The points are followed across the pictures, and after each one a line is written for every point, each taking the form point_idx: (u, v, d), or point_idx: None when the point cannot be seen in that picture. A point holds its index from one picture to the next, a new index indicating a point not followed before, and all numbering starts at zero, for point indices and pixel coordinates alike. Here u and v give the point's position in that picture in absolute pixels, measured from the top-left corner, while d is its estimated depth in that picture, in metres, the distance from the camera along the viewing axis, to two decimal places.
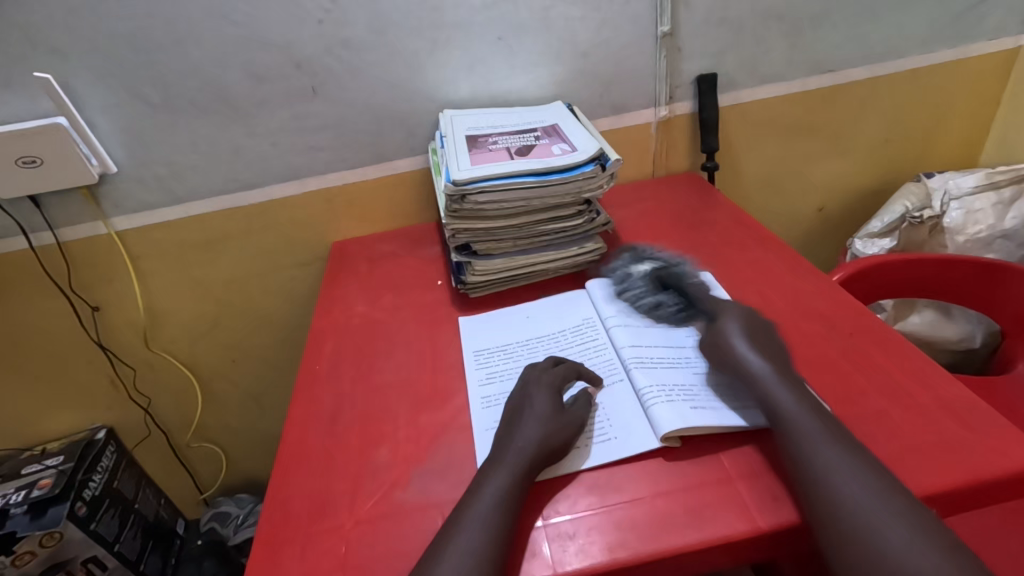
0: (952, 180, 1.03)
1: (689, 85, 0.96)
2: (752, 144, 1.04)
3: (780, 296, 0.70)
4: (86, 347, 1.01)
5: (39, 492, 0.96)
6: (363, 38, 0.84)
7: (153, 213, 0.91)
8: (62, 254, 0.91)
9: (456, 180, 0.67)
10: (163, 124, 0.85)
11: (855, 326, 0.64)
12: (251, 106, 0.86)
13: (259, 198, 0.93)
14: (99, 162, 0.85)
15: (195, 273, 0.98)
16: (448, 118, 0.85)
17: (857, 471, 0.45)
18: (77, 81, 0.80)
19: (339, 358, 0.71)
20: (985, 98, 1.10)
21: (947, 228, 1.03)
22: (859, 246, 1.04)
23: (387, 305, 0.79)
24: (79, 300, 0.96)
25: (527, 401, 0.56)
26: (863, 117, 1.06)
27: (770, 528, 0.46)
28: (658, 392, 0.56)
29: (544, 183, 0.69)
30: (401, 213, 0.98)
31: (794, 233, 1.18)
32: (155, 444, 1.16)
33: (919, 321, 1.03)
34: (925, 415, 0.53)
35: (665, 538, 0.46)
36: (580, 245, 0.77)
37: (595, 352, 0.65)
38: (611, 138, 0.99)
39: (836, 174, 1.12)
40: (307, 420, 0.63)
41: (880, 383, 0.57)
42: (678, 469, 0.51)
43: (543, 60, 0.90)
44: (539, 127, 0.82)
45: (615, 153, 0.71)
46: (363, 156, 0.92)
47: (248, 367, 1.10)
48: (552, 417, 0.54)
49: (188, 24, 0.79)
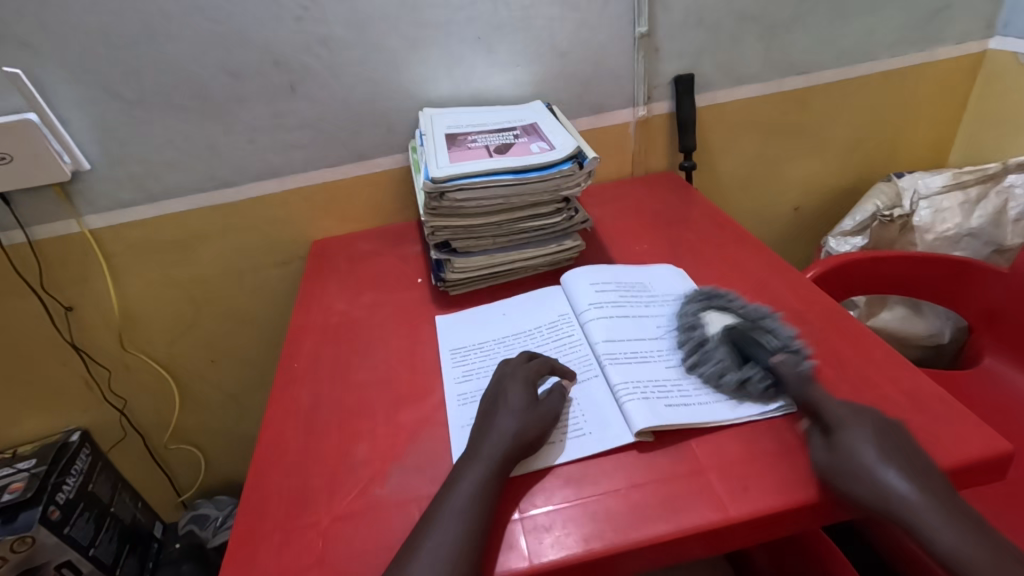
0: (920, 180, 1.06)
1: (667, 85, 0.98)
2: (729, 144, 1.06)
3: (752, 292, 0.71)
4: (59, 348, 0.99)
5: (10, 496, 0.94)
6: (342, 35, 0.84)
7: (128, 211, 0.90)
8: (33, 252, 0.90)
9: (434, 178, 0.67)
10: (137, 121, 0.84)
11: (825, 321, 0.65)
12: (228, 103, 0.85)
13: (236, 197, 0.92)
14: (72, 160, 0.83)
15: (172, 271, 0.96)
16: (427, 116, 0.85)
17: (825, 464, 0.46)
18: (48, 77, 0.78)
19: (317, 357, 0.71)
20: (953, 100, 1.13)
21: (916, 226, 1.06)
22: (833, 244, 1.07)
23: (367, 303, 0.79)
24: (51, 300, 0.94)
25: (502, 394, 0.56)
26: (837, 117, 1.09)
27: (741, 517, 0.47)
28: (631, 388, 0.57)
29: (522, 181, 0.69)
30: (381, 211, 0.98)
31: (771, 232, 1.20)
32: (131, 446, 1.14)
33: (889, 316, 1.06)
34: (891, 407, 0.54)
35: (639, 529, 0.47)
36: (559, 243, 0.77)
37: (571, 348, 0.65)
38: (591, 137, 1.00)
39: (811, 174, 1.14)
40: (285, 418, 0.63)
41: (848, 375, 0.58)
42: (653, 461, 0.52)
43: (522, 59, 0.91)
44: (518, 125, 0.82)
45: (592, 151, 0.72)
46: (342, 154, 0.92)
47: (226, 368, 1.09)
48: (527, 411, 0.54)
49: (164, 19, 0.78)
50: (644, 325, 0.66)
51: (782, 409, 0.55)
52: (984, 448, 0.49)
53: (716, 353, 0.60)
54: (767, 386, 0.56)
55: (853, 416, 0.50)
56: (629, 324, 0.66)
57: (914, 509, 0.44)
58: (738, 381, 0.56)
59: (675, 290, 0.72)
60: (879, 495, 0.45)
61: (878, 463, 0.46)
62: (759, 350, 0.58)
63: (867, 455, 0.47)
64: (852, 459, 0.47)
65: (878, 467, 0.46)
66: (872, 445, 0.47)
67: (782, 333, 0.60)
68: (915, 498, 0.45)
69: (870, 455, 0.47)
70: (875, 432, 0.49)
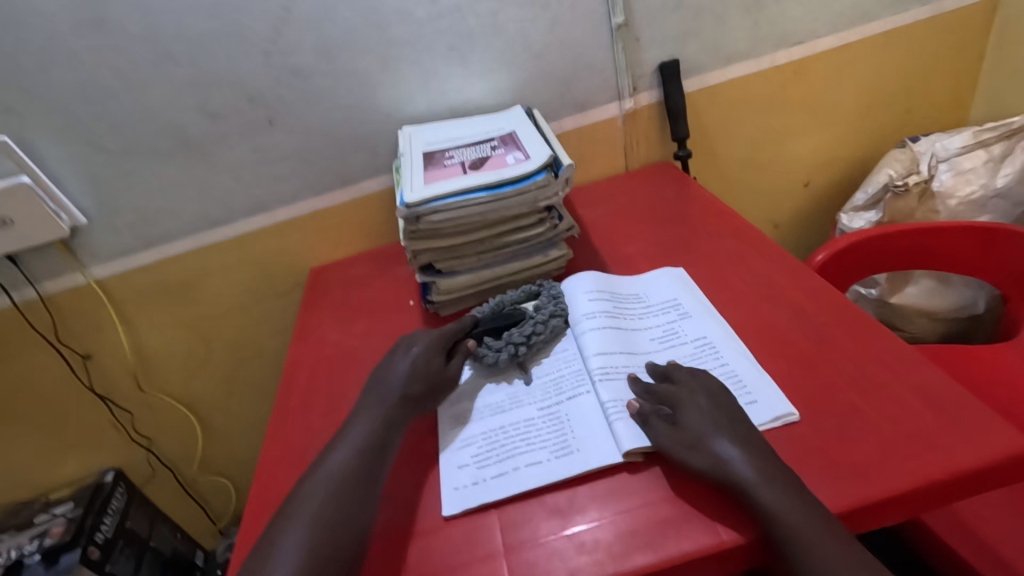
0: (937, 143, 0.99)
1: (652, 74, 0.94)
2: (725, 127, 1.01)
3: (751, 288, 0.68)
4: (82, 395, 1.03)
5: (51, 541, 0.98)
6: (313, 64, 0.83)
7: (129, 259, 0.92)
8: (46, 307, 0.93)
9: (407, 203, 0.66)
10: (126, 170, 0.85)
11: (828, 314, 0.61)
12: (210, 144, 0.86)
13: (230, 234, 0.93)
14: (69, 216, 0.86)
15: (178, 312, 0.98)
16: (405, 135, 0.84)
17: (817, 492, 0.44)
18: (37, 139, 0.81)
19: (312, 390, 0.71)
20: (967, 52, 1.05)
21: (938, 193, 0.98)
22: (845, 221, 1.01)
23: (360, 331, 0.79)
24: (69, 351, 0.98)
25: (406, 348, 0.63)
26: (840, 85, 1.02)
27: (733, 543, 0.44)
28: (622, 408, 0.55)
29: (497, 197, 0.67)
30: (374, 233, 0.98)
31: (782, 212, 1.14)
32: (163, 480, 1.18)
33: (915, 291, 1.01)
34: (898, 407, 0.51)
35: (627, 559, 0.45)
36: (545, 254, 0.75)
37: (564, 362, 0.63)
38: (578, 137, 0.96)
39: (819, 148, 1.09)
40: (280, 458, 0.63)
41: (850, 375, 0.55)
42: (643, 484, 0.50)
43: (497, 66, 0.89)
44: (496, 135, 0.80)
45: (568, 158, 0.69)
46: (329, 182, 0.92)
47: (242, 400, 1.11)
48: (360, 413, 0.56)
49: (137, 70, 0.79)
50: (637, 336, 0.64)
51: (780, 421, 0.52)
52: (1004, 448, 0.46)
53: (532, 328, 0.64)
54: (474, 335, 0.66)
55: (682, 409, 0.52)
56: (621, 336, 0.64)
57: (741, 479, 0.45)
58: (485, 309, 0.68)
59: (671, 296, 0.69)
60: (721, 476, 0.46)
61: (713, 444, 0.48)
62: (501, 325, 0.65)
63: (768, 475, 0.45)
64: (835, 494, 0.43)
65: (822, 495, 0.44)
66: (704, 419, 0.50)
67: (515, 335, 0.64)
68: (743, 465, 0.46)
69: (705, 430, 0.49)
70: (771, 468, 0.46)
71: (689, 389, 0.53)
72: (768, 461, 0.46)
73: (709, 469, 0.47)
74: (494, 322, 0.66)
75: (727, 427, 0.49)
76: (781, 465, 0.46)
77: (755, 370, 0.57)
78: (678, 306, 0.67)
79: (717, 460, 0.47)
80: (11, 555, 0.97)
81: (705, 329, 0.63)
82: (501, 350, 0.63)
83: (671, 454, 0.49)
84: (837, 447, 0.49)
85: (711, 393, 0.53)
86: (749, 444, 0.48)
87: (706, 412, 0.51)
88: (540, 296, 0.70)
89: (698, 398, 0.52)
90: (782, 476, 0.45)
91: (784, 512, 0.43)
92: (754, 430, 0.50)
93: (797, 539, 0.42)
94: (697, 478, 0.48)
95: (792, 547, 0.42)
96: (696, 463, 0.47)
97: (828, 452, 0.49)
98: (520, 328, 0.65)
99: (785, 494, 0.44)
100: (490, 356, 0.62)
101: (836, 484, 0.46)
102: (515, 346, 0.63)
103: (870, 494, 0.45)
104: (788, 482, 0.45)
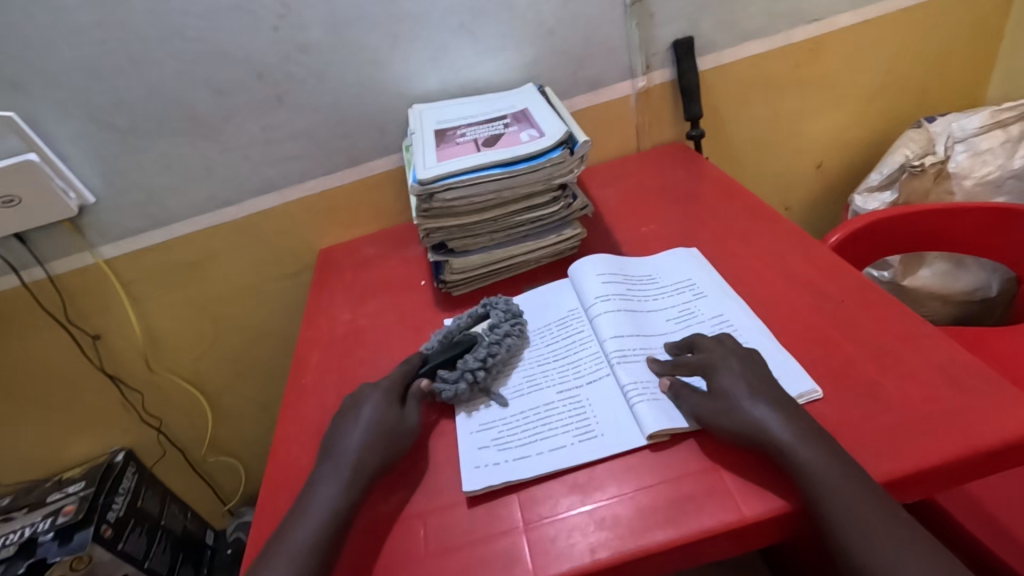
0: (955, 123, 0.98)
1: (665, 52, 0.92)
2: (738, 106, 1.00)
3: (768, 268, 0.67)
4: (91, 375, 1.03)
5: (64, 519, 0.97)
6: (322, 40, 0.82)
7: (137, 238, 0.91)
8: (55, 287, 0.92)
9: (421, 179, 0.65)
10: (133, 149, 0.84)
11: (847, 293, 0.61)
12: (219, 122, 0.85)
13: (239, 214, 0.92)
14: (77, 195, 0.85)
15: (187, 292, 0.98)
16: (416, 113, 0.83)
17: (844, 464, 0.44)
18: (43, 116, 0.80)
19: (324, 370, 0.71)
20: (986, 30, 1.03)
21: (953, 173, 0.97)
22: (859, 203, 1.00)
23: (371, 311, 0.79)
24: (78, 331, 0.97)
25: (357, 408, 0.57)
26: (856, 64, 1.01)
27: (756, 518, 0.44)
28: (643, 388, 0.55)
29: (512, 174, 0.67)
30: (382, 214, 0.97)
31: (793, 194, 1.13)
32: (173, 461, 1.18)
33: (929, 274, 1.00)
34: (920, 384, 0.50)
35: (647, 535, 0.45)
36: (559, 233, 0.75)
37: (580, 346, 0.63)
38: (590, 116, 0.95)
39: (833, 128, 1.07)
40: (295, 436, 0.63)
41: (870, 352, 0.54)
42: (664, 461, 0.50)
43: (508, 42, 0.87)
44: (508, 113, 0.79)
45: (583, 134, 0.68)
46: (338, 161, 0.91)
47: (252, 381, 1.11)
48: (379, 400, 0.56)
49: (144, 45, 0.78)
50: (653, 318, 0.64)
51: (804, 398, 0.51)
52: None
53: (487, 352, 0.61)
54: (423, 388, 0.60)
55: (717, 373, 0.52)
56: (636, 319, 0.63)
57: (777, 441, 0.46)
58: (419, 362, 0.62)
59: (685, 276, 0.68)
60: (757, 441, 0.46)
61: (746, 409, 0.48)
62: (441, 360, 0.61)
63: (803, 440, 0.45)
64: (858, 470, 0.43)
65: (848, 466, 0.43)
66: (738, 383, 0.50)
67: (469, 358, 0.60)
68: (779, 428, 0.46)
69: (738, 395, 0.49)
70: (806, 432, 0.46)
71: (720, 355, 0.53)
72: (799, 424, 0.46)
73: (746, 432, 0.47)
74: (444, 356, 0.61)
75: (761, 389, 0.50)
76: (815, 429, 0.46)
77: (775, 349, 0.56)
78: (693, 286, 0.67)
79: (754, 424, 0.47)
80: (24, 532, 0.96)
81: (722, 308, 0.63)
82: (457, 381, 0.59)
83: (704, 421, 0.50)
84: (858, 424, 0.49)
85: (742, 358, 0.53)
86: (782, 406, 0.48)
87: (738, 376, 0.51)
88: (489, 316, 0.67)
89: (728, 363, 0.52)
90: (817, 439, 0.45)
91: (820, 471, 0.43)
92: (788, 395, 0.50)
93: (833, 500, 0.42)
94: (733, 445, 0.48)
95: (829, 511, 0.42)
96: (731, 427, 0.48)
97: (850, 429, 0.48)
98: (474, 353, 0.61)
99: (822, 456, 0.44)
100: (449, 391, 0.58)
101: (860, 459, 0.46)
102: (472, 374, 0.59)
103: (894, 470, 0.45)
104: (821, 449, 0.44)
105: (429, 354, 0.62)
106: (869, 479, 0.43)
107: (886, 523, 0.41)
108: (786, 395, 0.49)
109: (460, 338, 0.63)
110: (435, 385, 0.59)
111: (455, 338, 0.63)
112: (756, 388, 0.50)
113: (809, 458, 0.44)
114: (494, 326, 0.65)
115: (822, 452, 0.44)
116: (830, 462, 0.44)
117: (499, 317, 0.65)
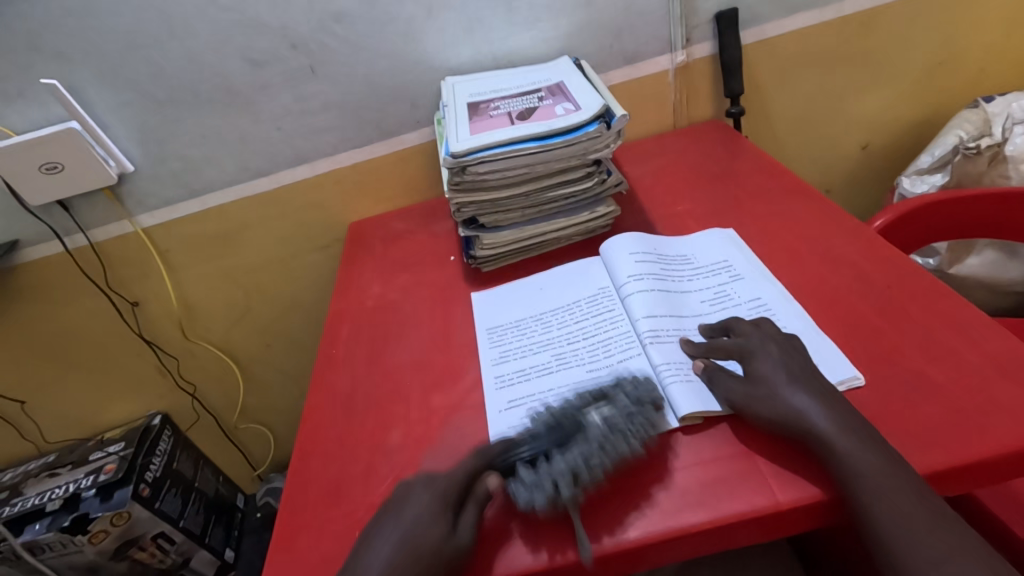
0: (1015, 103, 0.92)
1: (707, 24, 0.89)
2: (781, 82, 0.96)
3: (810, 250, 0.65)
4: (131, 341, 1.06)
5: (106, 477, 1.01)
6: (356, 9, 0.81)
7: (174, 208, 0.93)
8: (95, 254, 0.95)
9: (453, 152, 0.64)
10: (170, 118, 0.85)
11: (894, 278, 0.58)
12: (253, 93, 0.85)
13: (271, 185, 0.93)
14: (116, 164, 0.87)
15: (221, 262, 1.00)
16: (450, 86, 0.82)
17: (884, 454, 0.42)
18: (85, 85, 0.81)
19: (355, 341, 0.71)
20: None
21: (1010, 157, 0.91)
22: (907, 184, 0.97)
23: (402, 285, 0.79)
24: (118, 297, 1.00)
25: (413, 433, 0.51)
26: (911, 38, 0.95)
27: (790, 504, 0.43)
28: (677, 369, 0.54)
29: (547, 148, 0.65)
30: (413, 188, 0.97)
31: (835, 175, 1.09)
32: (208, 425, 1.22)
33: (976, 262, 0.95)
34: (971, 374, 0.48)
35: (677, 516, 0.44)
36: (591, 211, 0.73)
37: (611, 325, 0.62)
38: (625, 91, 0.93)
39: (882, 108, 1.02)
40: (326, 405, 0.64)
41: (919, 340, 0.52)
42: (696, 443, 0.49)
43: (545, 14, 0.85)
44: (543, 86, 0.77)
45: (621, 108, 0.66)
46: (370, 133, 0.91)
47: (283, 350, 1.13)
48: None
49: (181, 14, 0.78)
50: (687, 299, 0.62)
51: (845, 385, 0.50)
52: None
53: (587, 456, 0.46)
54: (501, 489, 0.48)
55: (757, 358, 0.51)
56: (669, 299, 0.62)
57: (817, 430, 0.44)
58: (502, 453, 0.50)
59: (721, 257, 0.67)
60: (796, 428, 0.45)
61: (786, 395, 0.47)
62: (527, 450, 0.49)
63: (845, 429, 0.44)
64: (898, 461, 0.42)
65: (890, 458, 0.42)
66: (776, 368, 0.49)
67: (566, 459, 0.46)
68: (821, 416, 0.45)
69: (777, 381, 0.48)
70: (848, 421, 0.44)
71: (758, 340, 0.52)
72: (839, 412, 0.45)
73: (785, 419, 0.46)
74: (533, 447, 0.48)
75: (801, 377, 0.48)
76: (857, 418, 0.45)
77: (815, 334, 0.55)
78: (730, 267, 0.65)
79: (793, 410, 0.46)
80: (69, 488, 1.00)
81: (760, 291, 0.61)
82: (539, 489, 0.45)
83: (739, 406, 0.49)
84: (902, 413, 0.47)
85: (781, 344, 0.51)
86: (822, 394, 0.46)
87: (775, 361, 0.50)
88: (611, 404, 0.50)
89: (767, 348, 0.51)
90: (858, 428, 0.44)
91: (861, 462, 0.42)
92: (830, 385, 0.48)
93: (874, 492, 0.41)
94: (770, 432, 0.47)
95: (867, 502, 0.41)
96: (770, 414, 0.47)
97: (891, 418, 0.47)
98: (572, 450, 0.47)
99: (864, 446, 0.43)
100: (522, 496, 0.45)
101: (901, 449, 0.45)
102: (560, 481, 0.45)
103: (940, 462, 0.43)
104: (864, 440, 0.43)
105: (521, 439, 0.50)
106: (911, 472, 0.42)
107: (926, 516, 0.40)
108: (828, 384, 0.48)
109: (562, 423, 0.49)
110: (515, 485, 0.47)
111: (553, 424, 0.49)
112: (796, 375, 0.48)
113: (851, 447, 0.43)
114: (610, 421, 0.48)
115: (864, 442, 0.43)
116: (873, 453, 0.42)
117: (622, 402, 0.50)
